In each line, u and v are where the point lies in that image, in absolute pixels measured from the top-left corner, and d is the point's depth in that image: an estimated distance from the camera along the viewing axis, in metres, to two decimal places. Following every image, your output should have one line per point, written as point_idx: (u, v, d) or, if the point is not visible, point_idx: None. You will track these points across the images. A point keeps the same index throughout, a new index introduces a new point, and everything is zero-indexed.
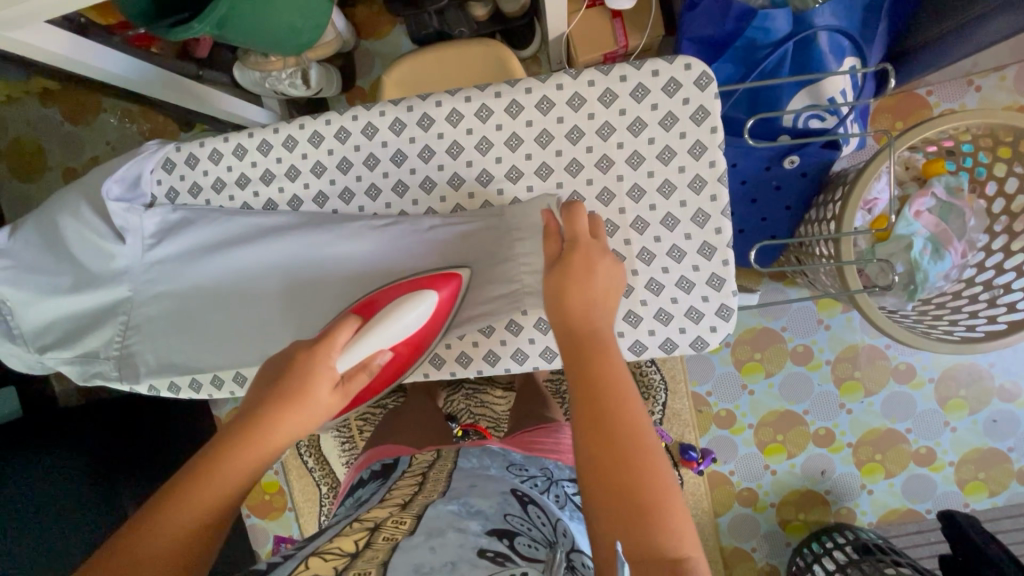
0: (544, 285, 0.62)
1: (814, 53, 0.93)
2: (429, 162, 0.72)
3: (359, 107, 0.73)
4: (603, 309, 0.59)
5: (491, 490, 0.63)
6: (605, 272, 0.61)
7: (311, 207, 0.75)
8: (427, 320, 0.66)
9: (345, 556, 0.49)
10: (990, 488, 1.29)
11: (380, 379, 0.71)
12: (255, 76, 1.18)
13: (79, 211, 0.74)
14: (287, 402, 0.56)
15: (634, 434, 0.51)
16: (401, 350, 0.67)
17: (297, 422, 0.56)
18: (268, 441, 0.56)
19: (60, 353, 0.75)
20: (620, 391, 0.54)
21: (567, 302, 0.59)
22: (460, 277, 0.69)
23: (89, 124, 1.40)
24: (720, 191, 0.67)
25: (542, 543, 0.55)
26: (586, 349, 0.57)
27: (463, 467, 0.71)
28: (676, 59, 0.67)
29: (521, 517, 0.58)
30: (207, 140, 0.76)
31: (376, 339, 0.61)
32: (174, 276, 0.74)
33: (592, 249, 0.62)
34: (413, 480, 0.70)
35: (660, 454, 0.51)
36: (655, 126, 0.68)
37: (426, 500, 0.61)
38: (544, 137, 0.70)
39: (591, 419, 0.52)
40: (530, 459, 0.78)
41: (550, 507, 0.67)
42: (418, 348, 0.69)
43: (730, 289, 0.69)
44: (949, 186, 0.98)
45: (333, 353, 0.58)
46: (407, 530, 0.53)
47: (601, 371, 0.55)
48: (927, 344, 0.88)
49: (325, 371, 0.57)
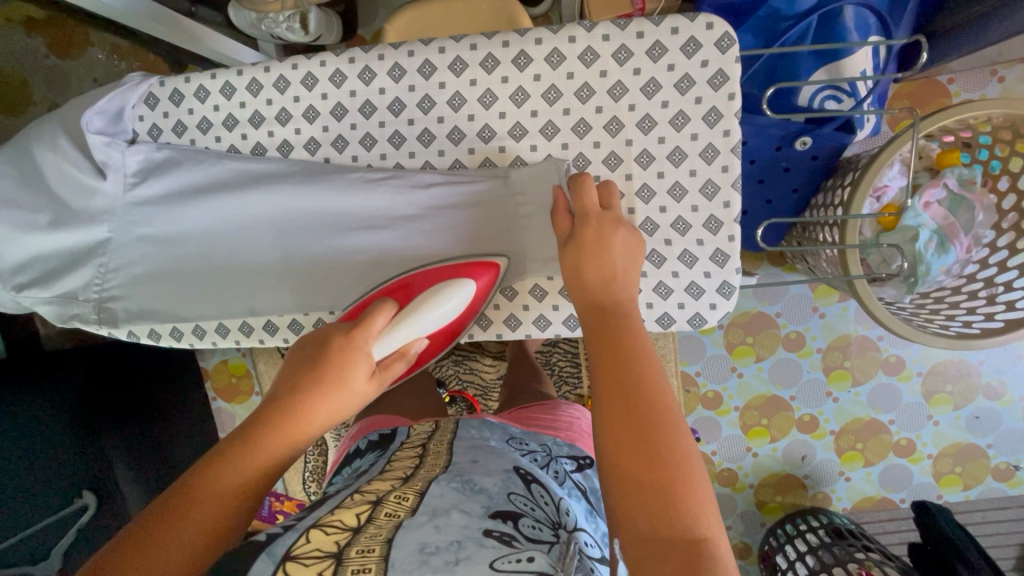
0: (561, 261, 0.60)
1: (837, 28, 0.89)
2: (429, 114, 0.69)
3: (357, 49, 0.69)
4: (622, 283, 0.58)
5: (494, 467, 0.62)
6: (622, 247, 0.59)
7: (302, 153, 0.71)
8: (461, 312, 0.65)
9: (348, 531, 0.48)
10: (965, 481, 1.31)
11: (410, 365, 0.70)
12: (251, 16, 1.11)
13: (57, 143, 0.70)
14: (323, 392, 0.55)
15: (653, 408, 0.48)
16: (435, 338, 0.67)
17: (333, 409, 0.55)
18: (310, 422, 0.54)
19: (35, 292, 0.72)
20: (642, 363, 0.51)
21: (585, 275, 0.58)
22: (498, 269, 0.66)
23: (76, 58, 1.34)
24: (733, 162, 0.64)
25: (545, 523, 0.54)
26: (604, 323, 0.55)
27: (463, 438, 0.71)
28: (698, 16, 0.62)
29: (525, 496, 0.57)
30: (193, 76, 0.72)
31: (412, 330, 0.60)
32: (157, 219, 0.71)
33: (608, 220, 0.60)
34: (413, 454, 0.69)
35: (684, 430, 0.48)
36: (670, 89, 0.65)
37: (430, 475, 0.60)
38: (552, 94, 0.66)
39: (606, 392, 0.50)
40: (528, 433, 0.77)
41: (550, 482, 0.65)
42: (450, 335, 0.68)
43: (733, 265, 0.66)
44: (961, 178, 0.96)
45: (365, 347, 0.57)
46: (410, 506, 0.52)
47: (620, 344, 0.53)
48: (921, 337, 0.87)
49: (360, 364, 0.56)
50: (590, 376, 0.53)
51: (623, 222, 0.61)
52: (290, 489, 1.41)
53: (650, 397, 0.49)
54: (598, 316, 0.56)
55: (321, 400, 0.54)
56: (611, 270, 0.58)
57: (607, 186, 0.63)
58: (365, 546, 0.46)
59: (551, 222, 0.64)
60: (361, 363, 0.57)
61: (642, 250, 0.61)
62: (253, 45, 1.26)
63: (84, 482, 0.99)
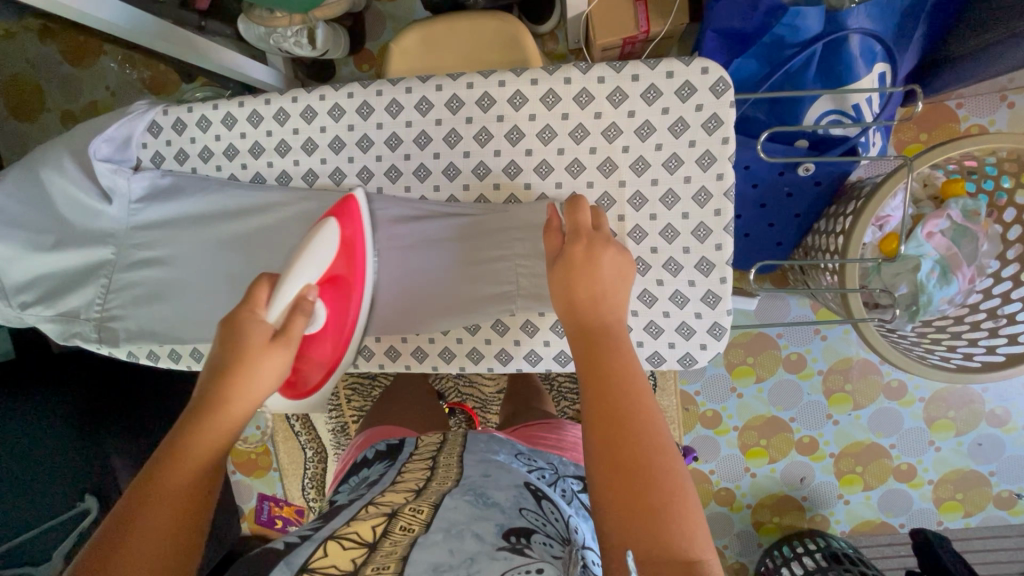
0: (550, 280, 0.58)
1: (842, 57, 0.88)
2: (425, 149, 0.69)
3: (356, 84, 0.69)
4: (611, 303, 0.55)
5: (505, 482, 0.63)
6: (611, 265, 0.56)
7: (300, 184, 0.72)
8: (336, 250, 0.64)
9: (362, 548, 0.49)
10: (966, 508, 1.30)
11: (338, 332, 0.66)
12: (259, 31, 1.12)
13: (64, 166, 0.72)
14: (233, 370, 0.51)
15: (643, 435, 0.47)
16: (331, 291, 0.64)
17: (250, 383, 0.51)
18: (230, 409, 0.51)
19: (41, 309, 0.73)
20: (632, 388, 0.49)
21: (574, 295, 0.55)
22: (357, 200, 0.66)
23: (87, 66, 1.36)
24: (725, 207, 0.64)
25: (555, 539, 0.55)
26: (593, 346, 0.52)
27: (471, 452, 0.72)
28: (693, 61, 0.62)
29: (536, 512, 0.58)
30: (196, 106, 0.72)
31: (296, 281, 0.57)
32: (161, 241, 0.72)
33: (599, 238, 0.58)
34: (424, 465, 0.70)
35: (675, 455, 0.47)
36: (664, 132, 0.65)
37: (443, 489, 0.61)
38: (547, 133, 0.67)
39: (596, 419, 0.48)
40: (536, 451, 0.78)
41: (559, 500, 0.66)
42: (347, 285, 0.66)
43: (724, 307, 0.67)
44: (966, 210, 0.94)
45: (257, 311, 0.54)
46: (424, 521, 0.53)
47: (607, 366, 0.50)
48: (920, 369, 0.87)
49: (255, 328, 0.53)
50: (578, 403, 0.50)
51: (614, 240, 0.59)
52: (289, 495, 1.43)
53: (641, 423, 0.47)
54: (588, 337, 0.53)
55: (230, 381, 0.51)
56: (600, 288, 0.55)
57: (598, 210, 0.61)
58: (380, 562, 0.47)
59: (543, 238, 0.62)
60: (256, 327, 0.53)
61: (634, 267, 0.58)
62: (261, 59, 1.27)
63: (87, 485, 0.99)
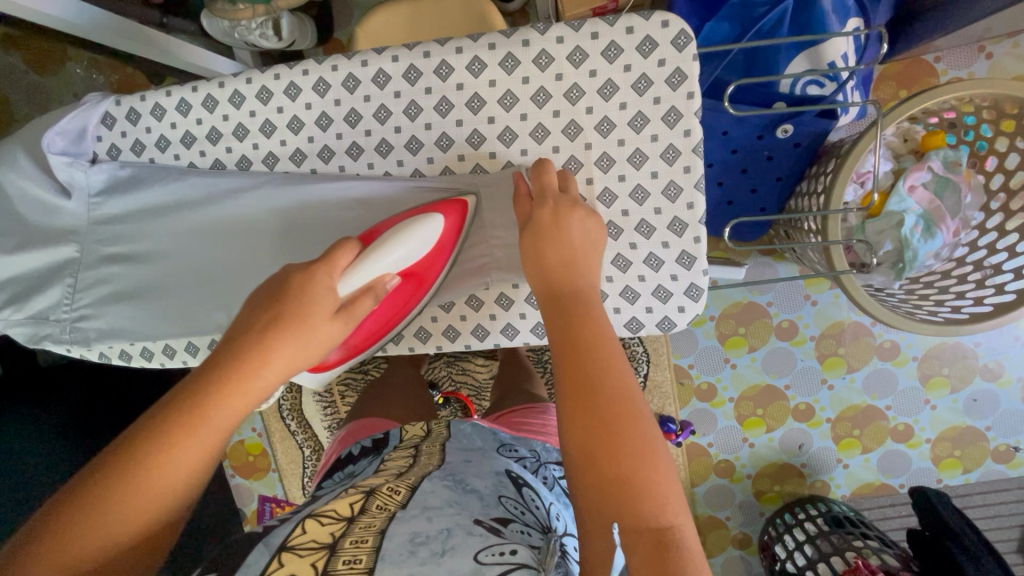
0: (519, 247, 0.56)
1: (815, 12, 0.87)
2: (385, 124, 0.67)
3: (310, 61, 0.67)
4: (582, 266, 0.54)
5: (485, 469, 0.62)
6: (581, 229, 0.55)
7: (261, 168, 0.70)
8: (427, 252, 0.62)
9: (342, 522, 0.49)
10: (965, 464, 1.30)
11: (382, 319, 0.66)
12: (223, 25, 1.10)
13: (22, 164, 0.70)
14: (286, 327, 0.50)
15: (617, 400, 0.46)
16: (406, 282, 0.63)
17: (294, 351, 0.50)
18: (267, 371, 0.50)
19: (7, 314, 0.71)
20: (606, 352, 0.48)
21: (544, 260, 0.54)
22: (464, 207, 0.63)
23: (54, 74, 1.35)
24: (694, 163, 0.63)
25: (535, 527, 0.54)
26: (565, 310, 0.51)
27: (454, 441, 0.70)
28: (652, 14, 0.61)
29: (516, 500, 0.57)
30: (149, 94, 0.70)
31: (377, 264, 0.56)
32: (126, 237, 0.71)
33: (565, 201, 0.57)
34: (406, 453, 0.69)
35: (649, 419, 0.46)
36: (627, 90, 0.63)
37: (423, 471, 0.61)
38: (508, 99, 0.65)
39: (569, 384, 0.47)
40: (518, 437, 0.76)
41: (541, 486, 0.66)
42: (423, 281, 0.64)
43: (700, 267, 0.65)
44: (947, 160, 0.93)
45: (334, 276, 0.53)
46: (400, 501, 0.53)
47: (583, 329, 0.50)
48: (908, 324, 0.86)
49: (323, 293, 0.52)
50: (553, 367, 0.50)
51: (582, 202, 0.58)
52: (290, 495, 1.44)
53: (614, 388, 0.46)
54: (559, 302, 0.52)
55: (287, 338, 0.49)
56: (570, 252, 0.54)
57: (566, 173, 0.60)
58: (358, 536, 0.47)
59: (513, 206, 0.61)
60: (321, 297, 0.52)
61: (605, 231, 0.57)
62: (228, 53, 1.26)
63: None
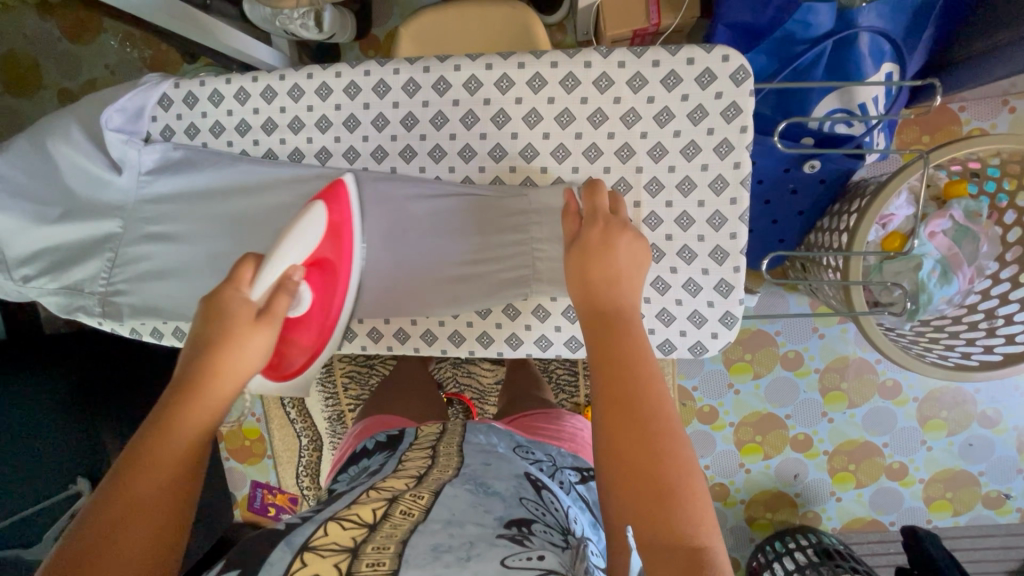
0: (565, 263, 0.58)
1: (851, 56, 0.90)
2: (441, 130, 0.69)
3: (372, 62, 0.69)
4: (626, 287, 0.55)
5: (506, 472, 0.63)
6: (628, 251, 0.56)
7: (312, 161, 0.72)
8: (323, 234, 0.63)
9: (364, 528, 0.49)
10: (956, 507, 1.32)
11: (321, 318, 0.65)
12: (266, 12, 1.11)
13: (73, 137, 0.71)
14: (219, 343, 0.50)
15: (653, 415, 0.47)
16: (315, 273, 0.63)
17: (232, 360, 0.51)
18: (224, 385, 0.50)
19: (43, 283, 0.72)
20: (646, 374, 0.49)
21: (589, 278, 0.55)
22: (346, 183, 0.66)
23: (89, 44, 1.36)
24: (741, 195, 0.64)
25: (556, 528, 0.55)
26: (606, 329, 0.52)
27: (470, 443, 0.71)
28: (714, 49, 0.62)
29: (536, 502, 0.58)
30: (208, 80, 0.71)
31: (281, 258, 0.57)
32: (167, 217, 0.71)
33: (615, 223, 0.58)
34: (424, 454, 0.69)
35: (684, 441, 0.47)
36: (683, 119, 0.65)
37: (441, 477, 0.61)
38: (565, 117, 0.66)
39: (605, 400, 0.48)
40: (534, 442, 0.78)
41: (558, 490, 0.66)
42: (331, 269, 0.65)
43: (737, 296, 0.67)
44: (968, 210, 0.95)
45: (241, 288, 0.53)
46: (425, 505, 0.54)
47: (624, 348, 0.51)
48: (919, 366, 0.88)
49: (237, 304, 0.52)
50: (591, 385, 0.51)
51: (631, 225, 0.59)
52: (283, 482, 1.43)
53: (650, 406, 0.47)
54: (600, 321, 0.53)
55: (220, 351, 0.50)
56: (615, 272, 0.55)
57: (617, 196, 0.62)
58: (381, 543, 0.47)
59: (561, 222, 0.62)
60: (237, 306, 0.52)
61: (649, 254, 0.58)
62: (266, 41, 1.27)
63: (80, 469, 0.99)
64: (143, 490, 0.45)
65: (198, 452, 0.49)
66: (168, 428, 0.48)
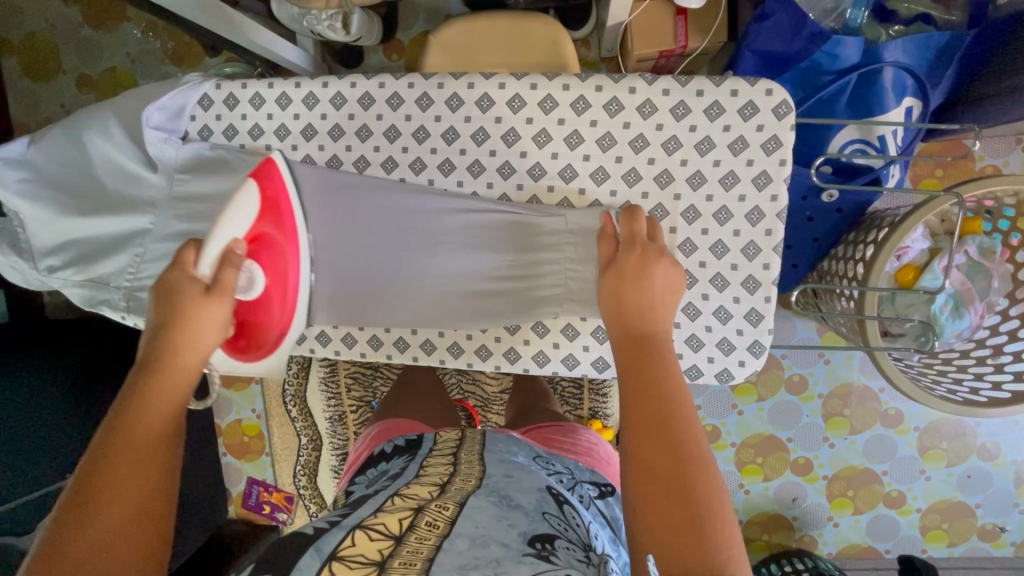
0: (600, 286, 0.59)
1: (874, 89, 0.90)
2: (481, 146, 0.69)
3: (417, 75, 0.69)
4: (659, 314, 0.56)
5: (528, 484, 0.63)
6: (663, 277, 0.57)
7: (350, 169, 0.72)
8: (260, 211, 0.63)
9: (390, 539, 0.50)
10: (951, 538, 1.33)
11: (280, 300, 0.65)
12: (292, 11, 1.10)
13: (110, 131, 0.72)
14: (176, 320, 0.53)
15: (685, 442, 0.47)
16: (264, 252, 0.63)
17: (191, 332, 0.53)
18: (186, 358, 0.53)
19: (69, 273, 0.74)
20: (677, 401, 0.50)
21: (625, 304, 0.56)
22: (277, 162, 0.65)
23: (110, 31, 1.36)
24: (777, 228, 0.65)
25: (578, 544, 0.54)
26: (639, 354, 0.53)
27: (492, 451, 0.71)
28: (758, 82, 0.63)
29: (559, 516, 0.58)
30: (250, 82, 0.72)
31: (221, 235, 0.58)
32: (196, 215, 0.72)
33: (652, 249, 0.59)
34: (446, 460, 0.70)
35: (715, 470, 0.47)
36: (723, 149, 0.65)
37: (463, 488, 0.61)
38: (606, 141, 0.67)
39: (636, 424, 0.49)
40: (553, 453, 0.78)
41: (578, 505, 0.65)
42: (279, 248, 0.64)
43: (766, 326, 0.68)
44: (982, 247, 0.97)
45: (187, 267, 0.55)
46: (450, 518, 0.53)
47: (656, 374, 0.51)
48: (929, 400, 0.90)
49: (186, 282, 0.54)
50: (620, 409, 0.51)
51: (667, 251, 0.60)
52: (279, 480, 1.42)
53: (681, 433, 0.48)
54: (632, 345, 0.54)
55: (178, 326, 0.53)
56: (650, 298, 0.56)
57: (654, 221, 0.63)
58: (407, 558, 0.47)
59: (598, 245, 0.64)
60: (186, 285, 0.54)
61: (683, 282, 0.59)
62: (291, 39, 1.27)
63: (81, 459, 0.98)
64: (121, 462, 0.47)
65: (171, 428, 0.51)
66: (137, 405, 0.50)
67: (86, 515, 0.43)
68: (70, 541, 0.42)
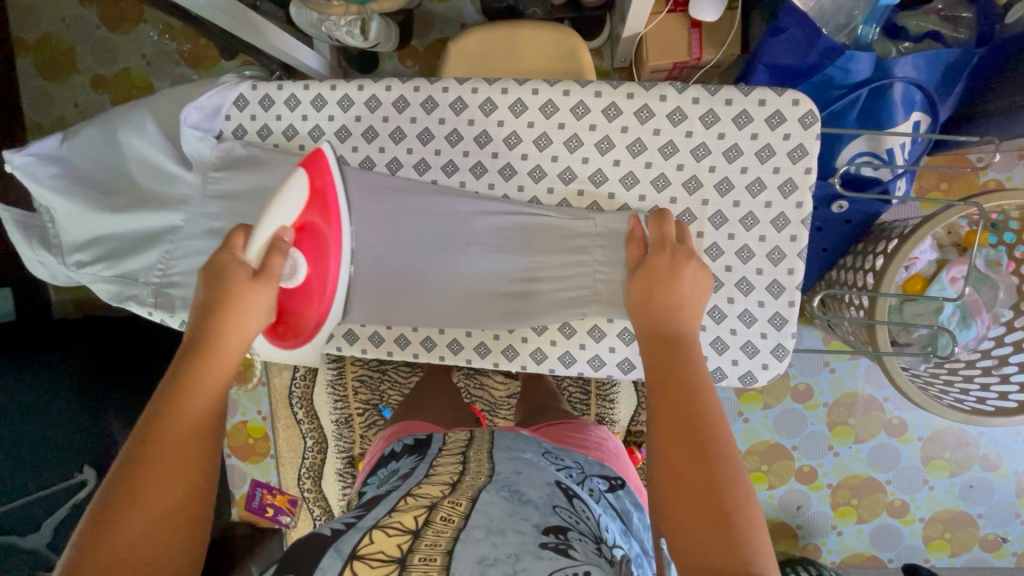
0: (628, 286, 0.61)
1: (884, 103, 0.93)
2: (514, 150, 0.71)
3: (451, 79, 0.71)
4: (686, 315, 0.57)
5: (537, 479, 0.63)
6: (692, 280, 0.59)
7: (382, 171, 0.73)
8: (306, 200, 0.64)
9: (408, 535, 0.50)
10: (953, 547, 1.34)
11: (320, 288, 0.67)
12: (313, 17, 1.12)
13: (146, 129, 0.73)
14: (222, 309, 0.57)
15: (713, 438, 0.48)
16: (306, 239, 0.65)
17: (236, 322, 0.57)
18: (231, 343, 0.57)
19: (99, 269, 0.75)
20: (706, 398, 0.51)
21: (653, 304, 0.58)
22: (327, 152, 0.67)
23: (127, 32, 1.37)
24: (801, 233, 0.67)
25: (590, 537, 0.56)
26: (667, 352, 0.55)
27: (501, 448, 0.72)
28: (784, 92, 0.66)
29: (568, 509, 0.59)
30: (286, 84, 0.73)
31: (269, 221, 0.60)
32: (223, 214, 0.73)
33: (682, 252, 0.61)
34: (455, 459, 0.71)
35: (742, 467, 0.48)
36: (751, 156, 0.67)
37: (475, 484, 0.62)
38: (637, 147, 0.69)
39: (664, 420, 0.50)
40: (561, 449, 0.79)
41: (588, 498, 0.67)
42: (323, 235, 0.66)
43: (790, 329, 0.69)
44: (988, 259, 0.99)
45: (238, 253, 0.58)
46: (464, 512, 0.54)
47: (686, 372, 0.52)
48: (935, 409, 0.92)
49: (235, 268, 0.58)
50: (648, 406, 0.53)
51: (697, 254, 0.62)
52: (284, 483, 1.41)
53: (710, 429, 0.49)
54: (660, 344, 0.56)
55: (224, 313, 0.57)
56: (678, 300, 0.58)
57: (683, 224, 0.64)
58: (427, 553, 0.48)
59: (624, 246, 0.65)
60: (236, 274, 0.58)
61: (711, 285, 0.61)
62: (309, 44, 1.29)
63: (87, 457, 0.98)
64: (169, 443, 0.52)
65: (211, 414, 0.56)
66: (182, 389, 0.55)
67: (127, 496, 0.49)
68: (118, 513, 0.48)
